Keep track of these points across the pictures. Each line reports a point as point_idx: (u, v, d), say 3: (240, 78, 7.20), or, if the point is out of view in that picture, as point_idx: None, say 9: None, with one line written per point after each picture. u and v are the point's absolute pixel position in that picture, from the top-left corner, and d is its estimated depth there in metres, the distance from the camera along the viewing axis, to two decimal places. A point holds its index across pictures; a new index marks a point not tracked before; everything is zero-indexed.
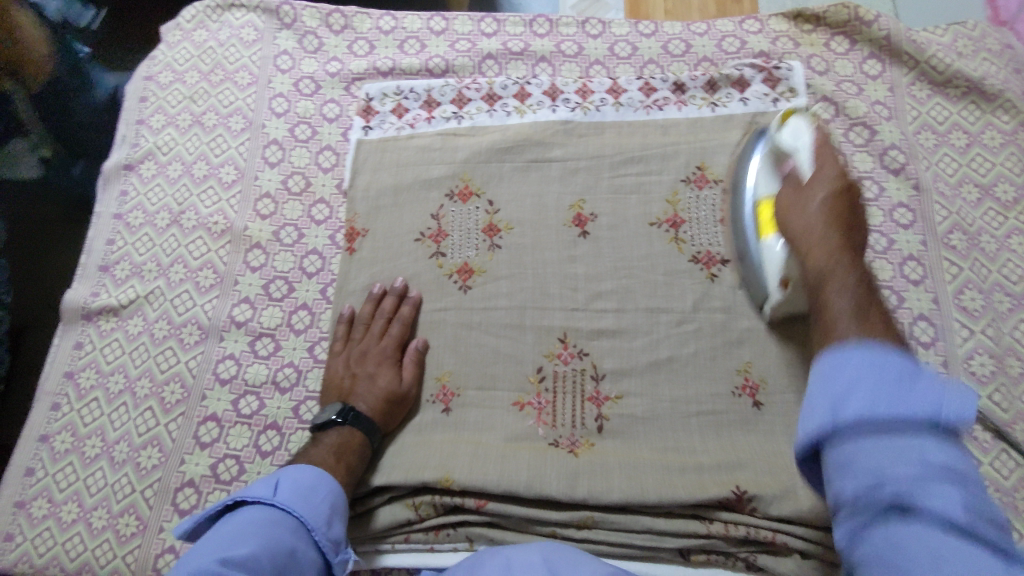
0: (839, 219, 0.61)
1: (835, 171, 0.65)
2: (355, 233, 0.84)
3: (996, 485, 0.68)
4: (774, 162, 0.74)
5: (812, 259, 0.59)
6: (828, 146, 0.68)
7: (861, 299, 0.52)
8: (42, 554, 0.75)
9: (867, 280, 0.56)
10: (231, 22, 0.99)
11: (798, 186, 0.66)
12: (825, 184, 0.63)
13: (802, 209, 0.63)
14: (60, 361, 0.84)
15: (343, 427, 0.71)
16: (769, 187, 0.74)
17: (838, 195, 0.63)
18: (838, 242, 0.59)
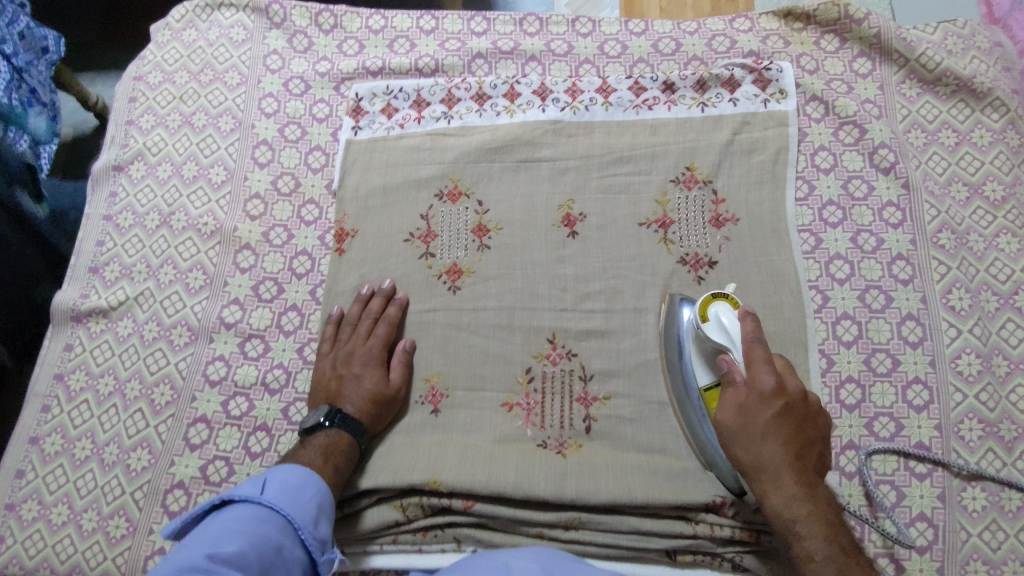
0: (791, 448, 0.61)
1: (769, 382, 0.63)
2: (344, 234, 0.84)
3: (981, 485, 0.69)
4: (703, 347, 0.70)
5: (772, 501, 0.60)
6: (756, 342, 0.65)
7: (838, 561, 0.55)
8: (32, 556, 0.75)
9: (832, 515, 0.59)
10: (220, 22, 0.98)
11: (740, 399, 0.64)
12: (767, 409, 0.62)
13: (752, 435, 0.62)
14: (50, 363, 0.84)
15: (331, 429, 0.71)
16: (707, 374, 0.70)
17: (783, 415, 0.62)
18: (794, 481, 0.60)
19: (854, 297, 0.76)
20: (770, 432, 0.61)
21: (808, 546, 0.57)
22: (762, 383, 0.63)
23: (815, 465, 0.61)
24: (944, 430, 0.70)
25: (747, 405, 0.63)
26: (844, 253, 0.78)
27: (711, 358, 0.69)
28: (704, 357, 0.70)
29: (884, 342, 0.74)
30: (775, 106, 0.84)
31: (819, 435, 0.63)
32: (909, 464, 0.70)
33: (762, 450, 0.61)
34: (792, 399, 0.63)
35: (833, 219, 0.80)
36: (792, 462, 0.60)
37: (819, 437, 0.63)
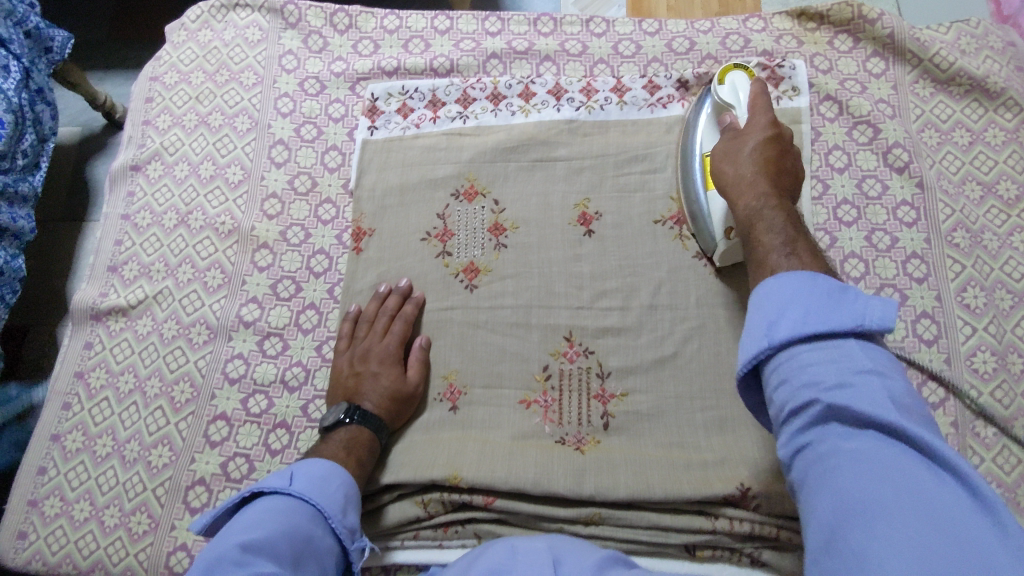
0: (771, 163, 0.65)
1: (765, 121, 0.69)
2: (361, 233, 0.85)
3: (998, 481, 0.69)
4: (716, 114, 0.78)
5: (742, 202, 0.64)
6: (761, 96, 0.71)
7: (788, 233, 0.58)
8: (55, 552, 0.76)
9: (794, 219, 0.61)
10: (236, 22, 0.99)
11: (736, 134, 0.70)
12: (759, 134, 0.67)
13: (736, 157, 0.67)
14: (70, 361, 0.85)
15: (351, 425, 0.72)
16: (711, 138, 0.78)
17: (771, 140, 0.67)
18: (767, 185, 0.63)
19: (868, 295, 0.77)
20: (755, 150, 0.66)
21: (766, 223, 0.60)
22: (758, 120, 0.69)
23: (790, 186, 0.65)
24: (960, 427, 0.71)
25: (737, 138, 0.69)
26: (858, 251, 0.79)
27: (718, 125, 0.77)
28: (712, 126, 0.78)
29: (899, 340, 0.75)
30: (788, 103, 0.85)
31: (798, 171, 0.66)
32: None
33: (746, 164, 0.66)
34: (783, 134, 0.67)
35: (848, 218, 0.81)
36: (768, 174, 0.64)
37: (797, 173, 0.66)
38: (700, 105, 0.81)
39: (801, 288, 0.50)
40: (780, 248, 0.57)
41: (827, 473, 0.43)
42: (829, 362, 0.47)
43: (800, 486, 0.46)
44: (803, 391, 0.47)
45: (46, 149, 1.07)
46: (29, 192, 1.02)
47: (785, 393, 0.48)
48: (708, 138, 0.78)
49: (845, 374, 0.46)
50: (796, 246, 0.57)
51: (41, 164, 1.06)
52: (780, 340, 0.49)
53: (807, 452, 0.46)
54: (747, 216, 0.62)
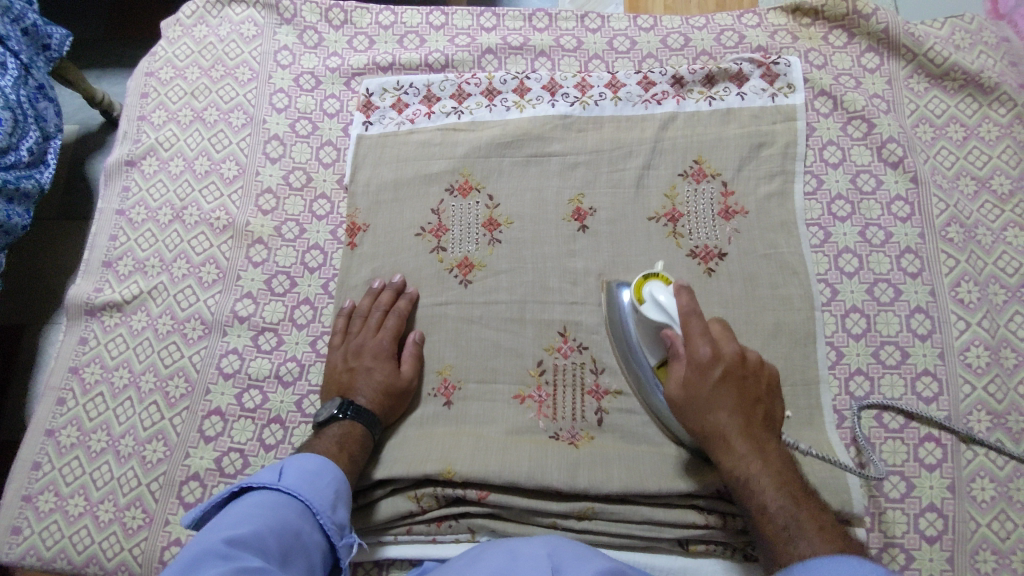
0: (738, 411, 0.63)
1: (706, 350, 0.64)
2: (356, 228, 0.85)
3: (990, 475, 0.69)
4: (643, 324, 0.70)
5: (726, 462, 0.62)
6: (693, 314, 0.65)
7: (788, 509, 0.58)
8: (49, 547, 0.76)
9: (784, 468, 0.61)
10: (231, 18, 0.99)
11: (684, 375, 0.64)
12: (711, 378, 0.63)
13: (704, 408, 0.63)
14: (65, 356, 0.85)
15: (345, 420, 0.72)
16: (656, 356, 0.70)
17: (726, 380, 0.63)
18: (745, 441, 0.62)
19: (862, 290, 0.77)
20: (716, 399, 0.63)
21: (761, 499, 0.59)
22: (699, 353, 0.64)
23: (761, 422, 0.63)
24: (953, 421, 0.71)
25: (690, 380, 0.64)
26: (852, 247, 0.79)
27: (651, 334, 0.70)
28: (644, 335, 0.70)
29: (893, 335, 0.75)
30: (783, 100, 0.85)
31: (758, 388, 0.65)
32: (920, 455, 0.70)
33: (716, 418, 0.62)
34: (729, 364, 0.64)
35: (841, 213, 0.81)
36: (740, 426, 0.62)
37: (763, 395, 0.65)
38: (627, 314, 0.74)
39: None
40: (789, 535, 0.57)
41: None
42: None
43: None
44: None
45: (54, 145, 1.07)
46: (33, 189, 1.01)
47: None
48: (652, 358, 0.71)
49: None
50: (803, 520, 0.57)
51: (49, 160, 1.06)
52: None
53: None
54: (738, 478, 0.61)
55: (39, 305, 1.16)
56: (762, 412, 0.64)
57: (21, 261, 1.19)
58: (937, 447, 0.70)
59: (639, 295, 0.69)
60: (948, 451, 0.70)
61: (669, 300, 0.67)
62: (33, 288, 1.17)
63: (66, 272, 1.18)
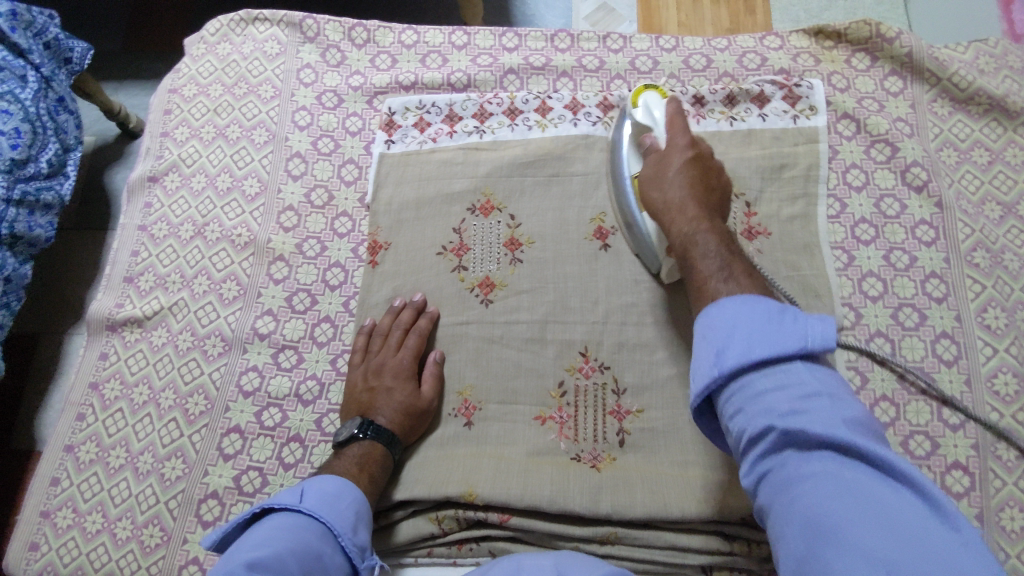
0: (699, 187, 0.68)
1: (683, 140, 0.72)
2: (377, 246, 0.85)
3: (1020, 505, 0.68)
4: (634, 138, 0.79)
5: (677, 226, 0.67)
6: (678, 115, 0.74)
7: (724, 257, 0.61)
8: (67, 564, 0.75)
9: (728, 240, 0.65)
10: (254, 36, 1.00)
11: (659, 160, 0.72)
12: (682, 158, 0.70)
13: (668, 181, 0.70)
14: (85, 371, 0.85)
15: (365, 441, 0.72)
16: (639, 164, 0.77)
17: (695, 163, 0.70)
18: (698, 210, 0.67)
19: (887, 315, 0.77)
20: (682, 174, 0.69)
21: (702, 248, 0.63)
22: (676, 141, 0.72)
23: (717, 206, 0.69)
24: (981, 449, 0.70)
25: (664, 161, 0.72)
26: (876, 270, 0.79)
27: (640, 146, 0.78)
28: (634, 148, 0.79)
29: (919, 361, 0.74)
30: (806, 122, 0.85)
31: (723, 190, 0.71)
32: (947, 483, 0.70)
33: (676, 187, 0.69)
34: (701, 153, 0.71)
35: (865, 237, 0.80)
36: (698, 198, 0.68)
37: (722, 191, 0.71)
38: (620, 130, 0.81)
39: (744, 306, 0.53)
40: (717, 272, 0.60)
41: (789, 506, 0.44)
42: (779, 387, 0.48)
43: (767, 509, 0.46)
44: (759, 419, 0.47)
45: (73, 157, 1.07)
46: (54, 200, 1.01)
47: (744, 419, 0.48)
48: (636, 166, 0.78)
49: (794, 401, 0.47)
50: (733, 267, 0.60)
51: (70, 172, 1.05)
52: (728, 370, 0.50)
53: (769, 481, 0.47)
54: (684, 237, 0.65)
55: (55, 317, 1.16)
56: (720, 204, 0.69)
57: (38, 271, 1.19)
58: (965, 475, 0.70)
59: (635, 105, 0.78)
60: (976, 479, 0.69)
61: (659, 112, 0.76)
62: (48, 299, 1.17)
63: (79, 285, 1.18)
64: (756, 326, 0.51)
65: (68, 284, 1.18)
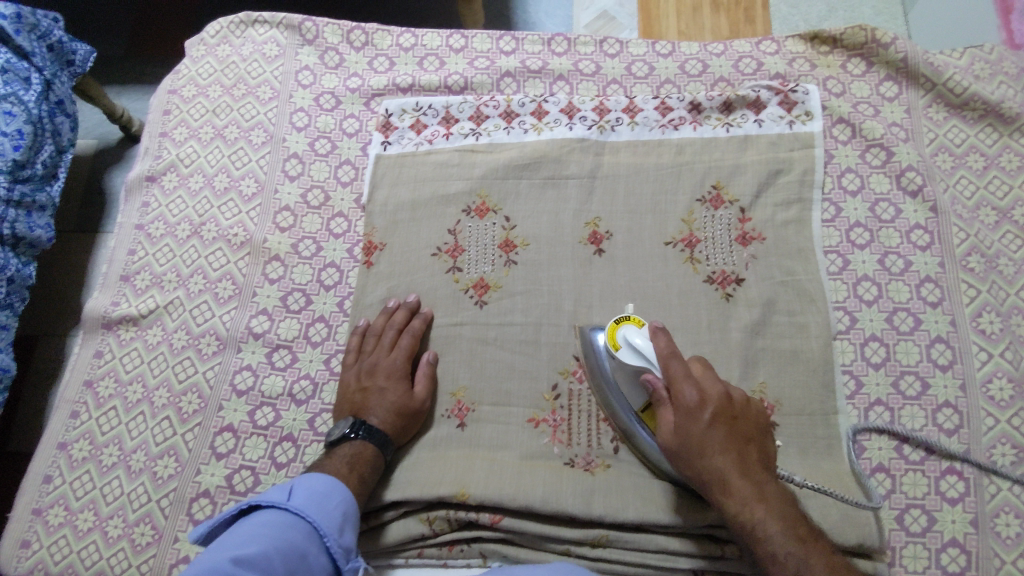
0: (732, 451, 0.62)
1: (694, 395, 0.64)
2: (372, 247, 0.85)
3: (1015, 511, 0.68)
4: (625, 373, 0.71)
5: (730, 507, 0.60)
6: (673, 357, 0.66)
7: (797, 549, 0.58)
8: (57, 562, 0.75)
9: (787, 509, 0.60)
10: (254, 38, 1.00)
11: (674, 421, 0.64)
12: (702, 423, 0.63)
13: (697, 453, 0.62)
14: (80, 370, 0.85)
15: (356, 440, 0.72)
16: (639, 399, 0.70)
17: (718, 420, 0.63)
18: (746, 487, 0.61)
19: (881, 319, 0.76)
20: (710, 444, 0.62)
21: (768, 544, 0.58)
22: (686, 398, 0.64)
23: (756, 460, 0.63)
24: (975, 454, 0.70)
25: (682, 425, 0.63)
26: (871, 275, 0.79)
27: (635, 382, 0.70)
28: (629, 382, 0.71)
29: (913, 365, 0.74)
30: (801, 127, 0.85)
31: (751, 430, 0.64)
32: (941, 488, 0.69)
33: (709, 461, 0.62)
34: (717, 406, 0.63)
35: (860, 241, 0.80)
36: (738, 469, 0.61)
37: (754, 430, 0.65)
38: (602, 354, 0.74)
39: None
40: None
41: None
42: None
43: None
44: None
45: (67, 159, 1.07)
46: (48, 202, 1.01)
47: None
48: (636, 401, 0.70)
49: None
50: (813, 563, 0.57)
51: (63, 174, 1.06)
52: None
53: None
54: (744, 522, 0.60)
55: (53, 318, 1.16)
56: (756, 450, 0.64)
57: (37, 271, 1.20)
58: (960, 481, 0.69)
59: (615, 341, 0.70)
60: (970, 485, 0.69)
61: (647, 345, 0.68)
62: (47, 299, 1.18)
63: (77, 286, 1.19)
64: None
65: (67, 286, 1.19)
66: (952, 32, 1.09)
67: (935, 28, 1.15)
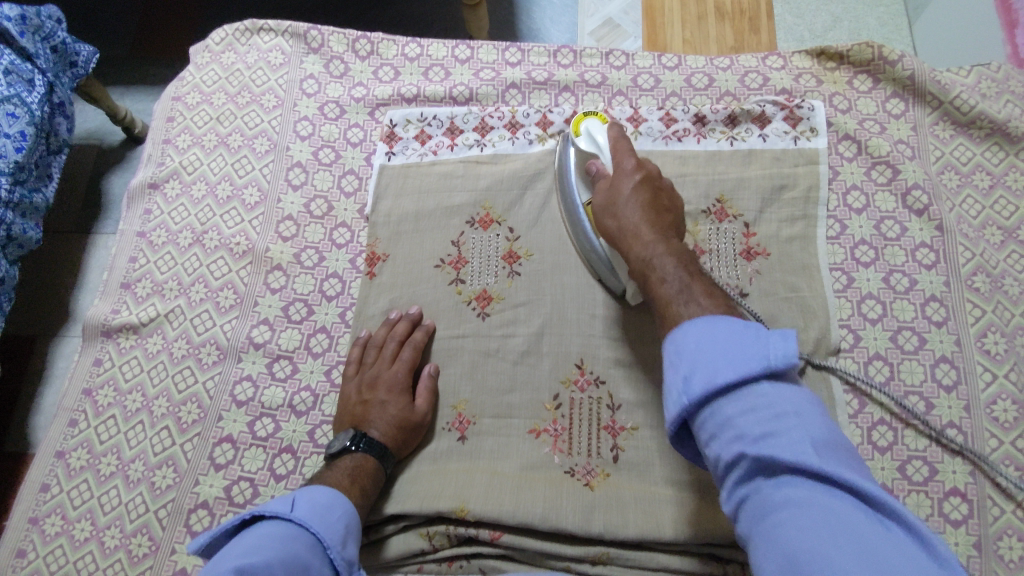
0: (649, 212, 0.69)
1: (630, 164, 0.73)
2: (375, 258, 0.85)
3: (1019, 534, 0.67)
4: (582, 167, 0.80)
5: (636, 250, 0.67)
6: (620, 140, 0.76)
7: (684, 275, 0.63)
8: (53, 572, 0.75)
9: (685, 259, 0.65)
10: (259, 45, 1.00)
11: (609, 186, 0.73)
12: (631, 181, 0.72)
13: (620, 207, 0.71)
14: (79, 378, 0.84)
15: (357, 453, 0.71)
16: (587, 191, 0.79)
17: (644, 183, 0.72)
18: (653, 234, 0.68)
19: (886, 337, 0.76)
20: (634, 201, 0.70)
21: (660, 271, 0.64)
22: (622, 167, 0.73)
23: (671, 226, 0.70)
24: (979, 475, 0.70)
25: (613, 186, 0.73)
26: (875, 293, 0.78)
27: (587, 173, 0.79)
28: (581, 176, 0.80)
29: (917, 385, 0.74)
30: (806, 143, 0.85)
31: (673, 209, 0.72)
32: (945, 510, 0.69)
33: (629, 213, 0.70)
34: (647, 175, 0.73)
35: (865, 258, 0.80)
36: (652, 222, 0.69)
37: (674, 207, 0.73)
38: (568, 160, 0.82)
39: (710, 327, 0.52)
40: (678, 292, 0.61)
41: (767, 535, 0.42)
42: (745, 408, 0.47)
43: (748, 539, 0.44)
44: (729, 443, 0.46)
45: (59, 160, 1.06)
46: (43, 203, 1.02)
47: (717, 446, 0.47)
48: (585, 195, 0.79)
49: (767, 424, 0.45)
50: (692, 285, 0.61)
51: (55, 175, 1.06)
52: (693, 395, 0.49)
53: (747, 508, 0.45)
54: (644, 260, 0.66)
55: (52, 319, 1.16)
56: (672, 219, 0.71)
57: (35, 271, 1.19)
58: (963, 502, 0.69)
59: (577, 131, 0.80)
60: (974, 506, 0.68)
61: (602, 137, 0.78)
62: (46, 300, 1.17)
63: (76, 288, 1.18)
64: (726, 352, 0.49)
65: (65, 289, 1.18)
66: (959, 48, 1.09)
67: (942, 45, 1.15)
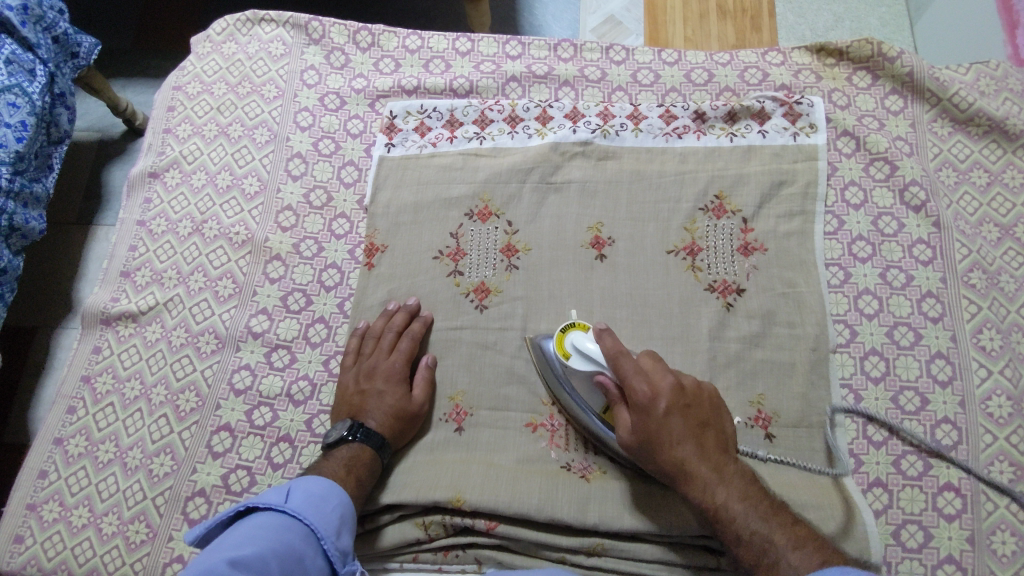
0: (693, 440, 0.62)
1: (645, 388, 0.64)
2: (374, 249, 0.85)
3: (1011, 529, 0.68)
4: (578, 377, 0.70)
5: (700, 497, 0.61)
6: (622, 357, 0.66)
7: (766, 516, 0.59)
8: (51, 558, 0.75)
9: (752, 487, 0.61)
10: (260, 36, 1.00)
11: (634, 420, 0.64)
12: (662, 414, 0.63)
13: (663, 448, 0.62)
14: (77, 365, 0.85)
15: (353, 443, 0.71)
16: (595, 400, 0.70)
17: (673, 411, 0.63)
18: (711, 472, 0.61)
19: (882, 333, 0.76)
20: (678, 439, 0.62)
21: (738, 521, 0.59)
22: (639, 395, 0.64)
23: (716, 444, 0.63)
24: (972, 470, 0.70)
25: (640, 423, 0.63)
26: (872, 288, 0.79)
27: (589, 385, 0.70)
28: (583, 384, 0.70)
29: (913, 380, 0.74)
30: (805, 139, 0.85)
31: (708, 416, 0.65)
32: (939, 504, 0.69)
33: (675, 454, 0.62)
34: (671, 398, 0.64)
35: (862, 254, 0.80)
36: (702, 457, 0.61)
37: (707, 408, 0.65)
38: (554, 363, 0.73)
39: None
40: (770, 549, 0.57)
41: None
42: None
43: None
44: None
45: (60, 151, 1.06)
46: (44, 194, 1.02)
47: None
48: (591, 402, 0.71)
49: None
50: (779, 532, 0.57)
51: (55, 165, 1.06)
52: None
53: None
54: (708, 507, 0.60)
55: (53, 309, 1.16)
56: (715, 430, 0.64)
57: (35, 262, 1.19)
58: (957, 497, 0.69)
59: (565, 351, 0.71)
60: (967, 501, 0.69)
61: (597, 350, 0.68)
62: (46, 290, 1.18)
63: (77, 278, 1.19)
64: None
65: (65, 279, 1.19)
66: (959, 48, 1.10)
67: (943, 44, 1.15)
